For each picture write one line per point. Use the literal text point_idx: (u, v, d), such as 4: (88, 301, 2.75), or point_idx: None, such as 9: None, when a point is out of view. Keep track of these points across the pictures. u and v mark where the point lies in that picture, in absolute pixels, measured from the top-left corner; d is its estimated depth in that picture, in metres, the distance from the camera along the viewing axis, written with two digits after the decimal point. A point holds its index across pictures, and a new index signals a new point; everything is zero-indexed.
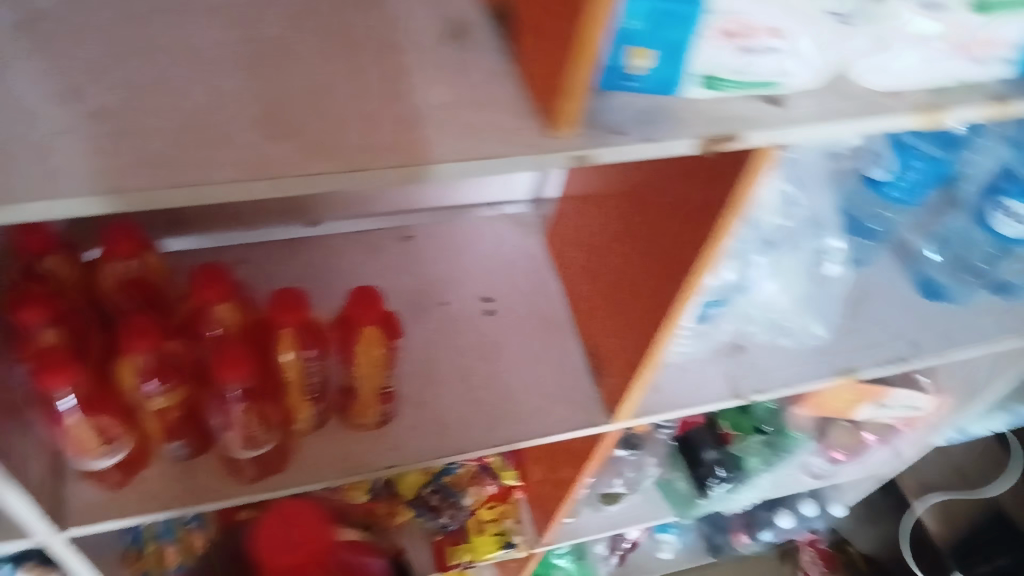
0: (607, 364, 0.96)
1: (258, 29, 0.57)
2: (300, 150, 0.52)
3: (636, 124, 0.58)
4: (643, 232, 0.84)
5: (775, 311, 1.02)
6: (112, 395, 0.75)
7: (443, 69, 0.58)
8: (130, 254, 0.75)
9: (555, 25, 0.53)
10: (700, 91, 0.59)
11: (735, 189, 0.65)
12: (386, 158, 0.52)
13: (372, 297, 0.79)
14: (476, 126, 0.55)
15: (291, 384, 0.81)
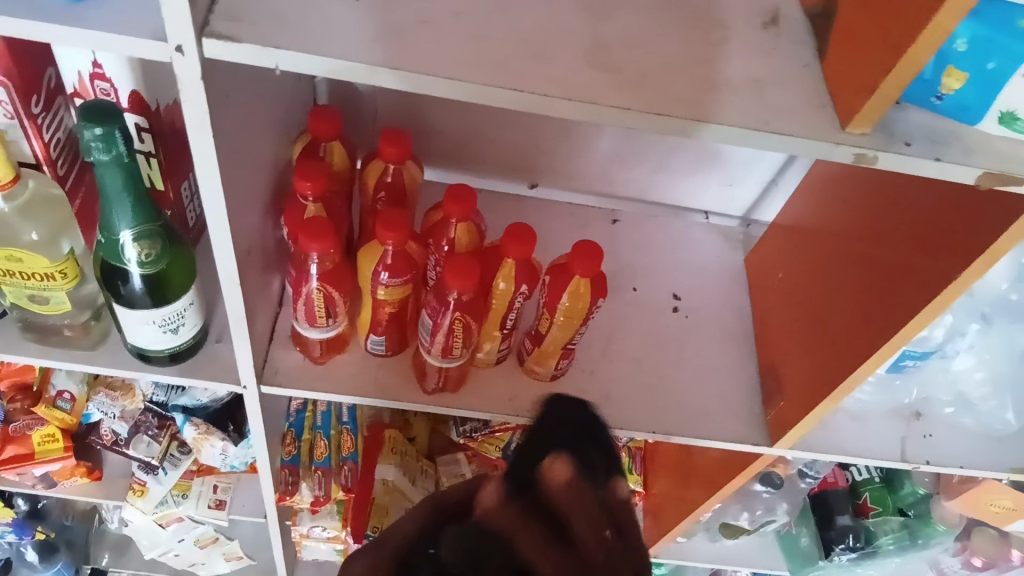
0: (781, 389, 0.95)
1: None
2: (616, 85, 0.57)
3: (926, 140, 0.59)
4: (868, 272, 0.84)
5: (966, 386, 0.96)
6: (347, 278, 0.84)
7: (756, 51, 0.61)
8: (394, 159, 0.83)
9: (886, 29, 0.55)
10: (992, 127, 0.59)
11: (996, 242, 0.65)
12: (699, 112, 0.56)
13: (592, 252, 0.81)
14: (779, 106, 0.58)
15: (493, 312, 0.86)
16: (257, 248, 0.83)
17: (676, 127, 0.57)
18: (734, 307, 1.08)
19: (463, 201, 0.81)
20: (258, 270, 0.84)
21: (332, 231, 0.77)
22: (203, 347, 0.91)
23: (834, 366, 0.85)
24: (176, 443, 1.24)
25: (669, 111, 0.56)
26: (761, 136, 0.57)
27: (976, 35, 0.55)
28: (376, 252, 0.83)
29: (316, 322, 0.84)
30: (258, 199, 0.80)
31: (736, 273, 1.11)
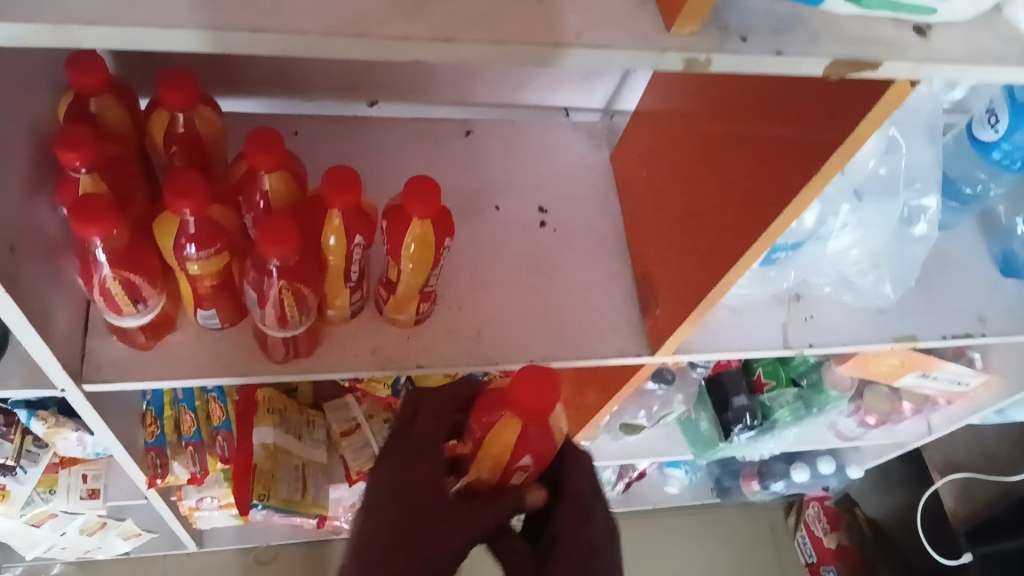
0: (657, 296, 0.90)
1: None
2: (393, 8, 0.46)
3: (765, 31, 0.51)
4: (732, 166, 0.77)
5: (845, 266, 0.92)
6: (148, 255, 0.72)
7: None
8: (183, 107, 0.69)
9: None
10: (841, 6, 0.51)
11: (854, 132, 0.59)
12: (497, 33, 0.46)
13: (428, 188, 0.71)
14: (591, 12, 0.48)
15: (331, 268, 0.76)
16: (33, 237, 0.70)
17: (473, 52, 0.47)
18: (604, 210, 1.01)
19: (272, 150, 0.69)
20: (43, 261, 0.71)
21: (112, 209, 0.65)
22: (5, 348, 0.79)
23: (706, 271, 0.80)
24: (31, 437, 1.13)
25: (460, 36, 0.45)
26: (576, 52, 0.48)
27: None
28: (173, 225, 0.70)
29: (122, 309, 0.72)
30: (17, 181, 0.66)
31: (605, 173, 1.03)
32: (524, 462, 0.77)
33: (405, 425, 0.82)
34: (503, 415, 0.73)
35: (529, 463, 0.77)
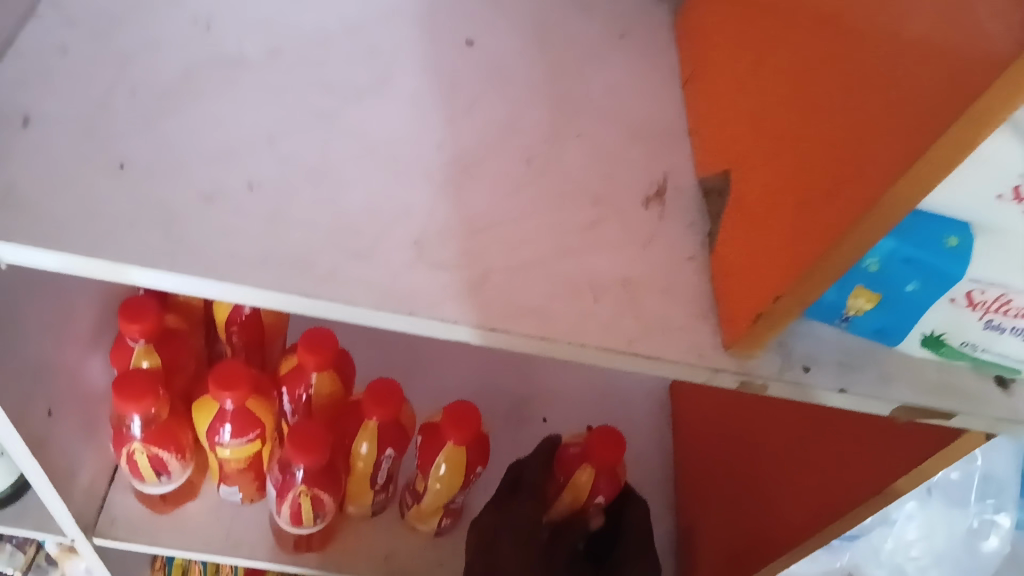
0: (696, 554, 0.83)
1: (457, 144, 0.51)
2: (450, 289, 0.45)
3: (832, 363, 0.47)
4: (787, 442, 0.72)
5: (905, 560, 0.83)
6: (180, 429, 0.72)
7: (630, 241, 0.50)
8: None
9: (777, 240, 0.43)
10: (914, 347, 0.48)
11: (922, 466, 0.54)
12: (548, 328, 0.45)
13: (467, 415, 0.69)
14: (649, 319, 0.47)
15: (356, 472, 0.74)
16: (76, 394, 0.70)
17: (522, 344, 0.45)
18: (655, 439, 0.96)
19: (322, 351, 0.68)
20: (81, 417, 0.72)
21: (153, 388, 0.65)
22: (29, 489, 0.79)
23: (749, 549, 0.74)
24: (44, 550, 1.11)
25: (509, 327, 0.44)
26: (627, 358, 0.46)
27: (893, 255, 0.43)
28: (212, 408, 0.70)
29: (145, 477, 0.72)
30: (74, 342, 0.67)
31: (660, 398, 1.00)
32: (599, 500, 0.74)
33: (510, 473, 0.77)
34: (585, 466, 0.72)
35: (604, 501, 0.74)
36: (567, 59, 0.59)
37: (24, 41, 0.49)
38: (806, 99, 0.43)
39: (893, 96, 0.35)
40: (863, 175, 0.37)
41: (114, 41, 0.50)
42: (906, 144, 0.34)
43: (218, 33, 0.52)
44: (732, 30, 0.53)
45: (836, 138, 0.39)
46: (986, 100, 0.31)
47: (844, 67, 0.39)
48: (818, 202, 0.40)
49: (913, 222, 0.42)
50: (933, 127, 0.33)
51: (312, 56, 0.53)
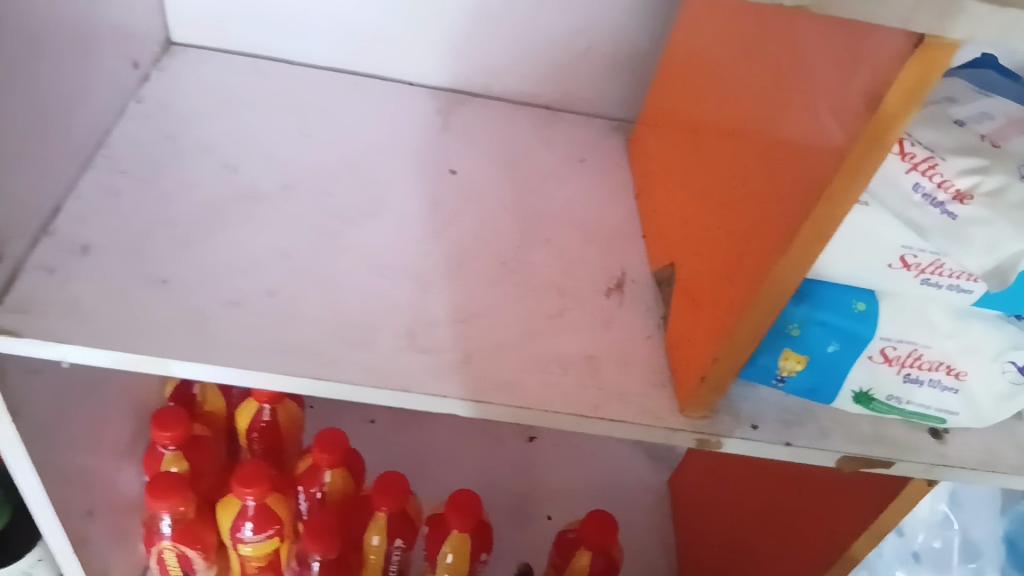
0: None
1: (443, 251, 0.60)
2: (437, 369, 0.52)
3: (776, 422, 0.54)
4: (769, 516, 0.77)
5: None
6: (203, 529, 0.78)
7: (594, 326, 0.57)
8: (268, 400, 0.79)
9: (711, 313, 0.51)
10: (848, 404, 0.55)
11: (880, 517, 0.59)
12: (523, 399, 0.52)
13: (468, 504, 0.75)
14: (611, 390, 0.54)
15: (369, 567, 0.78)
16: (110, 499, 0.76)
17: (501, 414, 0.52)
18: (655, 531, 1.00)
19: (334, 449, 0.75)
20: (114, 523, 0.78)
21: (182, 486, 0.71)
22: None
23: None
24: None
25: (488, 399, 0.51)
26: (593, 423, 0.52)
27: (811, 319, 0.50)
28: (236, 506, 0.76)
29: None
30: (109, 450, 0.75)
31: (660, 494, 1.04)
32: None
33: None
34: (582, 549, 0.76)
35: None
36: (536, 179, 0.69)
37: (84, 186, 0.59)
38: (725, 196, 0.52)
39: (780, 187, 0.44)
40: (763, 251, 0.45)
41: (155, 182, 0.61)
42: (788, 223, 0.42)
43: (242, 172, 0.63)
44: (672, 149, 0.64)
45: (745, 224, 0.48)
46: (837, 183, 0.39)
47: (748, 168, 0.49)
48: (738, 276, 0.48)
49: (823, 289, 0.50)
50: (803, 208, 0.41)
51: (319, 187, 0.63)
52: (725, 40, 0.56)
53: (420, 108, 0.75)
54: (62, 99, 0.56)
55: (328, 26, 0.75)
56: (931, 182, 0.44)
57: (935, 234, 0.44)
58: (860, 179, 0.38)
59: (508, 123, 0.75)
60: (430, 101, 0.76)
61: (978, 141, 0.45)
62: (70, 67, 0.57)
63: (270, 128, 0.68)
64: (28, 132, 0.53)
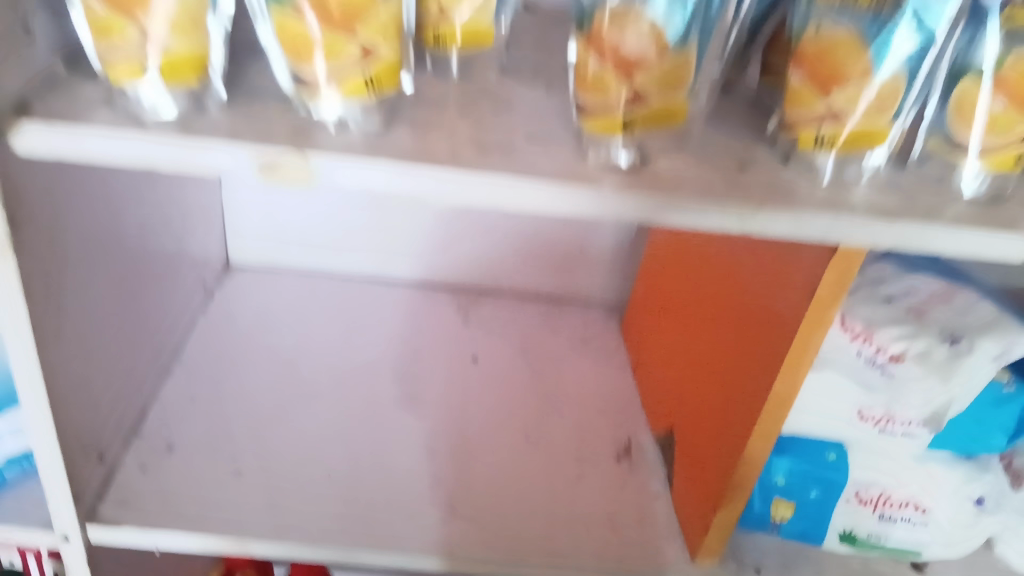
0: None
1: (473, 432, 0.71)
2: (477, 533, 0.61)
3: (777, 565, 0.61)
4: None
5: None
6: None
7: (608, 489, 0.67)
8: None
9: (707, 471, 0.60)
10: (835, 544, 0.62)
11: None
12: (554, 552, 0.60)
13: None
14: (629, 545, 0.61)
15: None
16: None
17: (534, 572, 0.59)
18: None
19: None
20: None
21: None
22: None
23: None
24: None
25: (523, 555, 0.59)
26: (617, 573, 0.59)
27: (792, 470, 0.59)
28: None
29: None
30: None
31: None
32: None
33: None
34: None
35: None
36: (545, 363, 0.81)
37: (166, 395, 0.70)
38: (710, 371, 0.63)
39: (751, 365, 0.55)
40: (743, 417, 0.55)
41: (225, 387, 0.72)
42: (759, 393, 0.53)
43: (298, 374, 0.75)
44: (659, 334, 0.76)
45: (727, 395, 0.59)
46: (792, 358, 0.50)
47: (727, 350, 0.60)
48: (727, 440, 0.58)
49: (795, 442, 0.59)
50: (769, 380, 0.52)
51: (363, 383, 0.75)
52: (701, 248, 0.69)
53: (442, 308, 0.87)
54: (154, 324, 0.69)
55: (360, 245, 0.89)
56: (868, 346, 0.55)
57: (878, 388, 0.55)
58: (810, 354, 0.50)
59: (516, 317, 0.88)
60: (449, 300, 0.89)
61: (901, 313, 0.56)
62: (161, 293, 0.70)
63: (317, 334, 0.80)
64: (128, 347, 0.65)
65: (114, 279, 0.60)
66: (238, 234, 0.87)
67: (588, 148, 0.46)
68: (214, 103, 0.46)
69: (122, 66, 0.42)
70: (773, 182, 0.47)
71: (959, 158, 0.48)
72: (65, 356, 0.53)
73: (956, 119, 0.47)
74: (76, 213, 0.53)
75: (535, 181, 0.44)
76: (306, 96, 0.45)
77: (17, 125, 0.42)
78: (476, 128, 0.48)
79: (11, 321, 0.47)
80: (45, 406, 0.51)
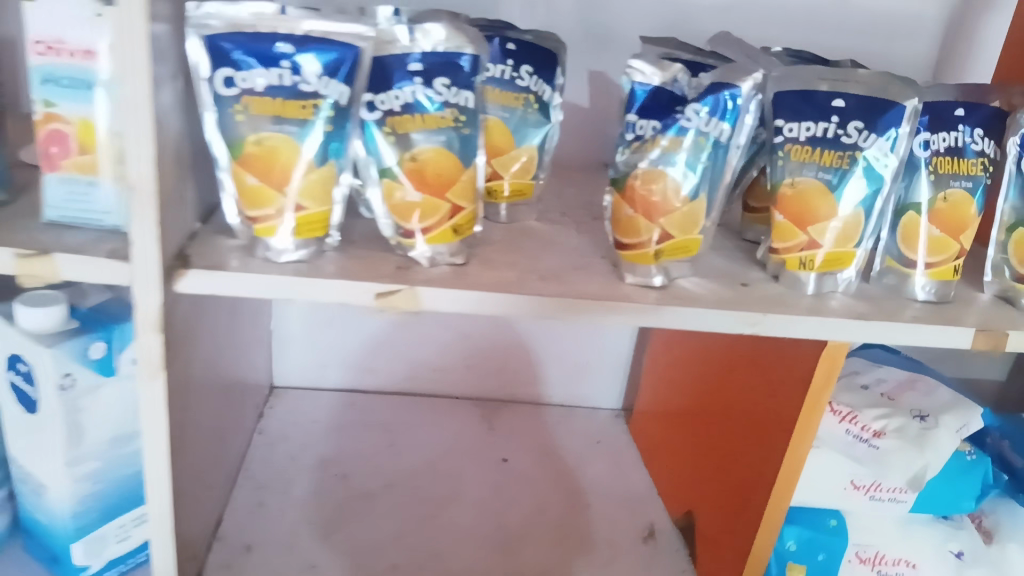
0: None
1: (515, 523, 0.80)
2: None
3: None
4: None
5: None
6: None
7: (638, 567, 0.76)
8: None
9: (729, 543, 0.70)
10: None
11: None
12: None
13: None
14: None
15: None
16: None
17: None
18: None
19: None
20: None
21: None
22: None
23: None
24: None
25: None
26: None
27: (801, 536, 0.68)
28: None
29: None
30: None
31: None
32: None
33: None
34: None
35: None
36: (567, 459, 0.91)
37: (236, 502, 0.78)
38: (722, 457, 0.74)
39: (761, 448, 0.66)
40: (759, 493, 0.66)
41: (288, 493, 0.80)
42: (771, 471, 0.64)
43: (351, 479, 0.83)
44: (669, 429, 0.86)
45: (741, 477, 0.69)
46: (796, 439, 0.62)
47: (736, 437, 0.71)
48: (745, 510, 0.68)
49: (801, 513, 0.69)
50: (778, 459, 0.63)
51: (411, 485, 0.83)
52: (698, 349, 0.81)
53: (469, 414, 0.96)
54: (227, 438, 0.78)
55: (391, 365, 0.97)
56: (854, 425, 0.66)
57: (868, 460, 0.66)
58: (811, 430, 0.61)
59: (535, 417, 0.98)
60: (474, 409, 0.98)
61: (875, 397, 0.69)
62: (231, 412, 0.79)
63: (362, 444, 0.89)
64: (212, 462, 0.73)
65: (208, 398, 0.70)
66: (281, 359, 0.96)
67: (625, 273, 0.57)
68: (328, 246, 0.57)
69: (264, 225, 0.53)
70: (772, 295, 0.59)
71: (910, 273, 0.61)
72: (179, 467, 0.62)
73: (904, 243, 0.61)
74: (193, 340, 0.63)
75: (590, 299, 0.55)
76: (404, 241, 0.56)
77: (181, 272, 0.52)
78: (533, 259, 0.60)
79: (152, 439, 0.56)
80: (166, 513, 0.59)
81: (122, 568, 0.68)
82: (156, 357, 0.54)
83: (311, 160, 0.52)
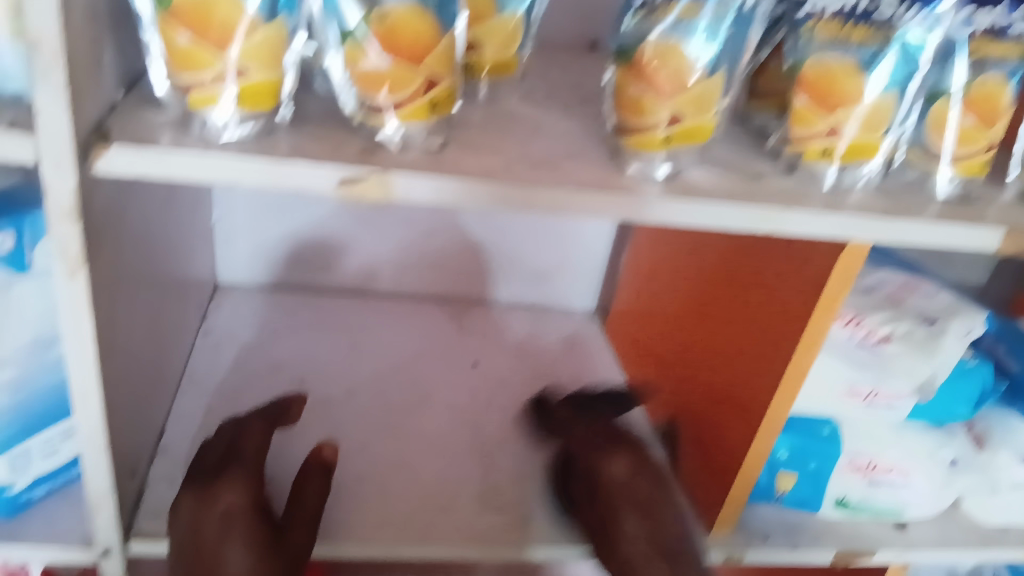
0: None
1: (488, 431, 0.75)
2: (506, 524, 0.65)
3: (782, 532, 0.66)
4: None
5: None
6: None
7: None
8: None
9: (719, 451, 0.66)
10: (829, 512, 0.68)
11: None
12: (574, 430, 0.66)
13: None
14: None
15: None
16: None
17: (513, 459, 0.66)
18: None
19: None
20: None
21: None
22: None
23: None
24: None
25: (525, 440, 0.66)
26: None
27: (794, 444, 0.65)
28: None
29: None
30: None
31: None
32: None
33: None
34: None
35: None
36: (540, 363, 0.85)
37: (180, 410, 0.71)
38: (713, 362, 0.69)
39: (759, 353, 0.61)
40: (756, 401, 0.61)
41: (240, 400, 0.74)
42: (772, 377, 0.59)
43: (309, 385, 0.77)
44: (652, 330, 0.81)
45: (735, 384, 0.65)
46: (803, 343, 0.57)
47: (730, 341, 0.67)
48: (739, 419, 0.63)
49: (797, 421, 0.66)
50: (782, 364, 0.58)
51: (374, 391, 0.77)
52: (690, 248, 0.75)
53: (435, 315, 0.90)
54: (169, 340, 0.70)
55: (350, 262, 0.89)
56: (858, 329, 0.62)
57: (870, 366, 0.62)
58: (822, 335, 0.56)
59: (507, 319, 0.92)
60: (441, 309, 0.91)
61: (880, 299, 0.65)
62: (174, 310, 0.71)
63: (320, 347, 0.82)
64: (155, 366, 0.66)
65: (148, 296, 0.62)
66: (228, 255, 0.87)
67: (628, 159, 0.51)
68: (279, 122, 0.48)
69: (201, 94, 0.44)
70: (786, 188, 0.53)
71: (934, 166, 0.56)
72: (114, 374, 0.54)
73: (932, 130, 0.55)
74: (124, 233, 0.54)
75: (588, 190, 0.48)
76: (371, 119, 0.48)
77: (101, 149, 0.43)
78: (519, 144, 0.52)
79: (78, 344, 0.48)
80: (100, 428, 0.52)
81: (51, 486, 0.61)
82: (74, 250, 0.45)
83: (256, 15, 0.43)
